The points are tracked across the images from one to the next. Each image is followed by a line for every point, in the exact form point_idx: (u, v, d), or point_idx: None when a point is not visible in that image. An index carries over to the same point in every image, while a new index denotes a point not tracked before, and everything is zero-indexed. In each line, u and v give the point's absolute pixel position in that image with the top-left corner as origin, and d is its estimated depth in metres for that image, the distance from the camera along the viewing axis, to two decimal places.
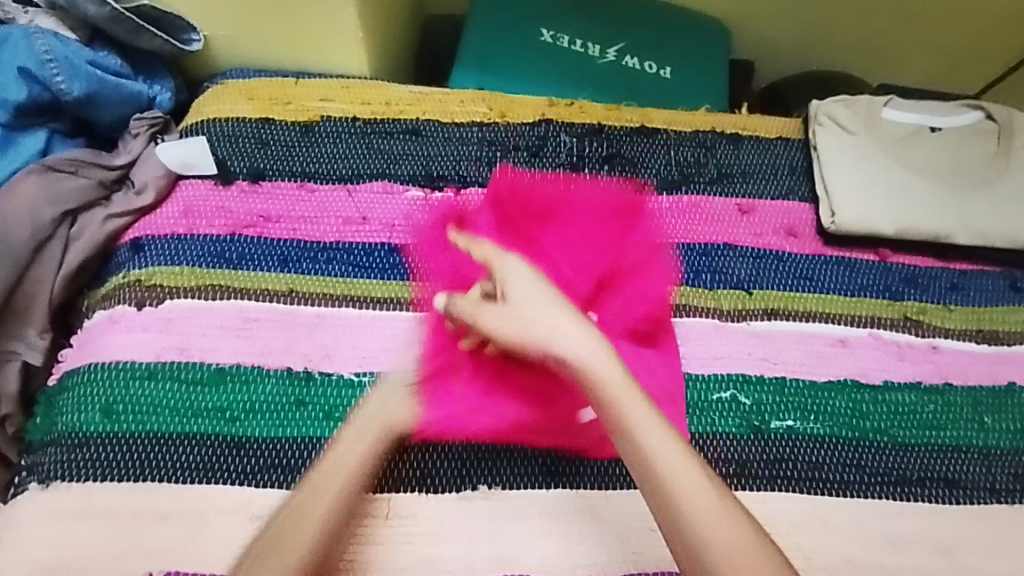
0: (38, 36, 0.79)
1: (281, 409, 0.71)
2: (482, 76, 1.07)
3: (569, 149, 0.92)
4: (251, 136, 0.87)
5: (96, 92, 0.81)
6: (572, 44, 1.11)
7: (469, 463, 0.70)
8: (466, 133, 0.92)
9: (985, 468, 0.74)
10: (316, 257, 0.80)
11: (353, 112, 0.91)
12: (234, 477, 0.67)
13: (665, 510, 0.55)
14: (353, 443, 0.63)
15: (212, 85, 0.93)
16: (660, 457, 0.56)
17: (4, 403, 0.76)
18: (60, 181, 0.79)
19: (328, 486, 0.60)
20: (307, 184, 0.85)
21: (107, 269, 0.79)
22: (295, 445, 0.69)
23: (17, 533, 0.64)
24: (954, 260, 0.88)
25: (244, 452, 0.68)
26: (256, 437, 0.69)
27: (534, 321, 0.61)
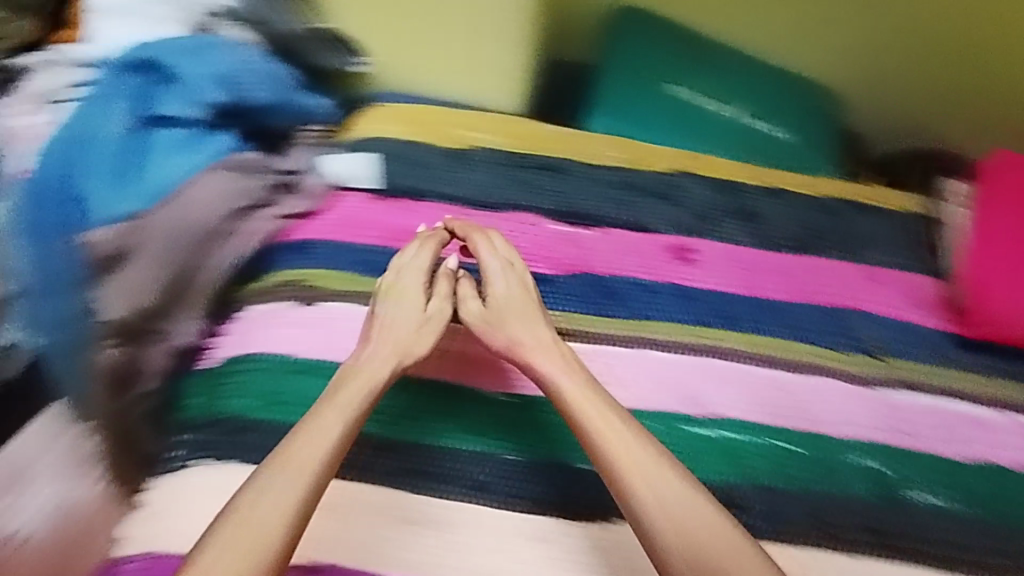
0: (238, 49, 0.84)
1: (431, 416, 0.70)
2: (615, 125, 1.12)
3: (702, 201, 0.93)
4: (406, 158, 0.92)
5: (275, 104, 0.87)
6: (701, 102, 1.14)
7: (569, 493, 0.66)
8: (602, 174, 0.94)
9: (948, 529, 0.67)
10: (461, 274, 0.83)
11: (501, 144, 0.95)
12: (381, 476, 0.66)
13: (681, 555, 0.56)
14: (332, 415, 0.63)
15: (367, 106, 0.99)
16: (662, 513, 0.58)
17: (147, 379, 0.73)
18: (218, 178, 0.80)
19: (272, 513, 0.56)
20: (456, 207, 0.89)
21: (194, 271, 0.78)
22: (436, 452, 0.68)
23: (150, 534, 0.63)
24: (470, 285, 0.78)
25: (391, 453, 0.67)
26: (406, 440, 0.68)
27: (512, 324, 0.72)
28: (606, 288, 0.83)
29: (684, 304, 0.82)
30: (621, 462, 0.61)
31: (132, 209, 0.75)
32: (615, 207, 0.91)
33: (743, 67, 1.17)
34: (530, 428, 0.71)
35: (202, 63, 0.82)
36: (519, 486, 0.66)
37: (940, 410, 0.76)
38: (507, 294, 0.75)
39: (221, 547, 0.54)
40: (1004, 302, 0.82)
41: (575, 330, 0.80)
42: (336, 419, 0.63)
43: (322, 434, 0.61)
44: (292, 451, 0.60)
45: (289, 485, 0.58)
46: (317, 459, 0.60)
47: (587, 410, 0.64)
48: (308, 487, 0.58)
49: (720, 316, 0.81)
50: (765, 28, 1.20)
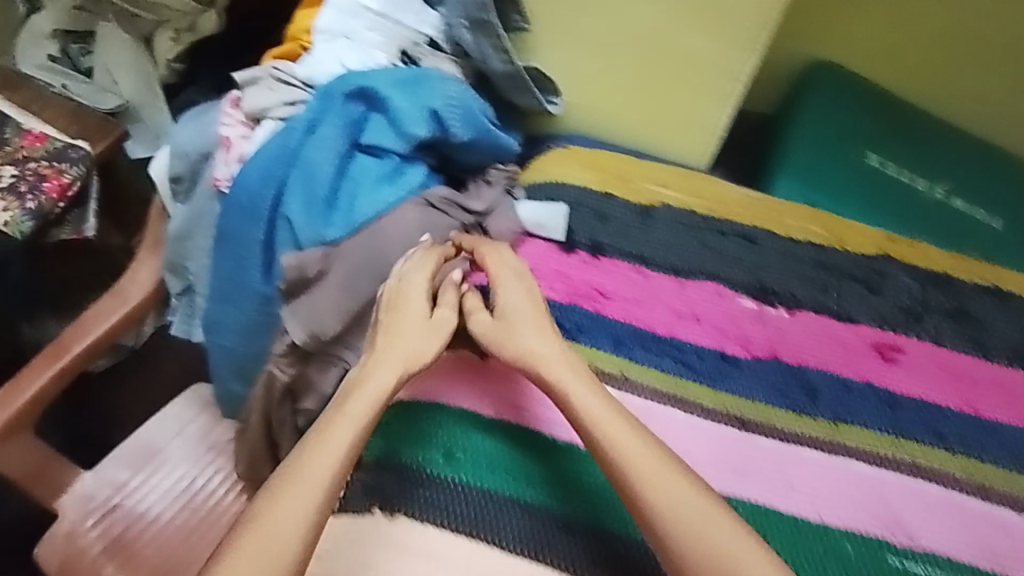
0: (452, 82, 0.83)
1: (611, 499, 0.69)
2: (808, 191, 1.01)
3: (909, 293, 0.85)
4: (592, 209, 0.88)
5: (476, 139, 0.85)
6: (897, 174, 1.05)
7: None
8: (798, 250, 0.88)
9: None
10: (647, 346, 0.79)
11: (691, 204, 0.91)
12: (564, 561, 0.65)
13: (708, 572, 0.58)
14: (343, 429, 0.64)
15: (555, 147, 0.95)
16: (693, 530, 0.60)
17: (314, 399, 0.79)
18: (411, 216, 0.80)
19: (276, 519, 0.58)
20: (642, 269, 0.85)
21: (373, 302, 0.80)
22: (616, 538, 0.67)
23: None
24: (475, 296, 0.77)
25: (573, 535, 0.67)
26: (587, 521, 0.68)
27: (517, 334, 0.73)
28: (799, 380, 0.78)
29: (886, 411, 0.77)
30: (634, 468, 0.63)
31: (336, 236, 0.78)
32: (809, 289, 0.85)
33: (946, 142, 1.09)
34: (551, 469, 0.71)
35: (417, 98, 0.80)
36: None
37: None
38: (524, 321, 0.74)
39: (242, 561, 0.55)
40: None
41: (764, 427, 0.75)
42: (343, 425, 0.64)
43: (332, 443, 0.63)
44: (302, 464, 0.61)
45: (296, 498, 0.59)
46: (326, 468, 0.61)
47: (613, 433, 0.65)
48: (319, 489, 0.60)
49: (928, 431, 0.75)
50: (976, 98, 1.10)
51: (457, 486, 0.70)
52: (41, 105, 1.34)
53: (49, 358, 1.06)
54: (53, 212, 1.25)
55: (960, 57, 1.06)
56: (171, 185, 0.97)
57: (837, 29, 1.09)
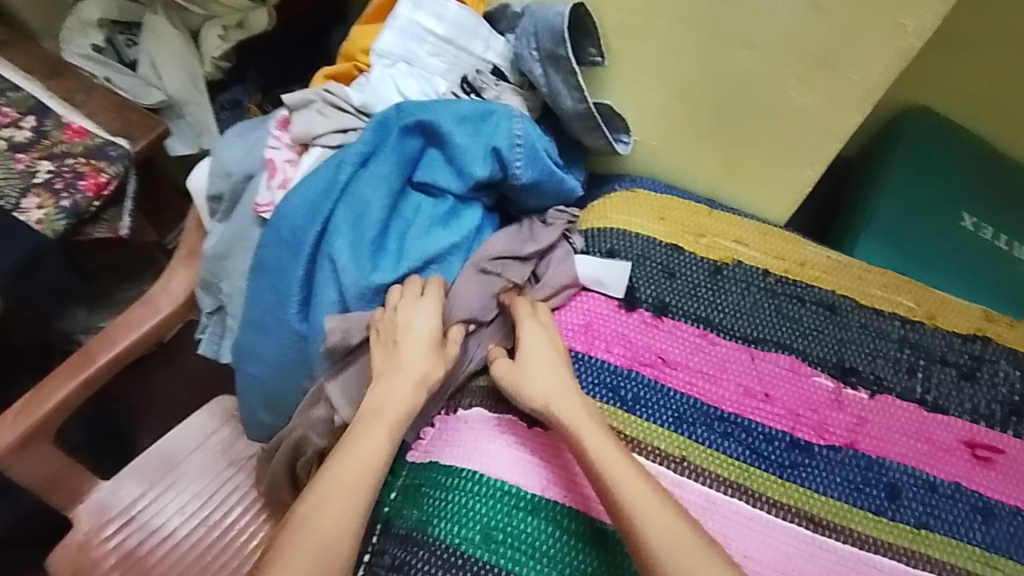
0: (518, 118, 0.75)
1: None
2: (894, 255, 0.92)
3: (1011, 384, 0.76)
4: (658, 263, 0.81)
5: (540, 182, 0.78)
6: (996, 241, 0.94)
7: None
8: (885, 324, 0.80)
9: None
10: (712, 425, 0.72)
11: (766, 264, 0.83)
12: None
13: None
14: (375, 431, 0.64)
15: (619, 189, 0.88)
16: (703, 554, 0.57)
17: None
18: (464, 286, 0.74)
19: (324, 518, 0.59)
20: (710, 335, 0.77)
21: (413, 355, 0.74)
22: None
23: None
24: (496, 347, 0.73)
25: None
26: None
27: (527, 377, 0.68)
28: (879, 477, 0.70)
29: (980, 523, 0.68)
30: (627, 487, 0.60)
31: (383, 281, 0.72)
32: (895, 371, 0.77)
33: None
34: (603, 563, 0.64)
35: (481, 137, 0.74)
36: None
37: None
38: (534, 377, 0.68)
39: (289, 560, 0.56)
40: None
41: (839, 529, 0.67)
42: (374, 430, 0.64)
43: (366, 445, 0.63)
44: (340, 461, 0.62)
45: (338, 496, 0.60)
46: (364, 468, 0.62)
47: (602, 455, 0.62)
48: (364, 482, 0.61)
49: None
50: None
51: (468, 565, 0.63)
52: (86, 95, 1.29)
53: (74, 367, 1.02)
54: (87, 211, 1.21)
55: None
56: (208, 202, 0.92)
57: (940, 73, 0.99)
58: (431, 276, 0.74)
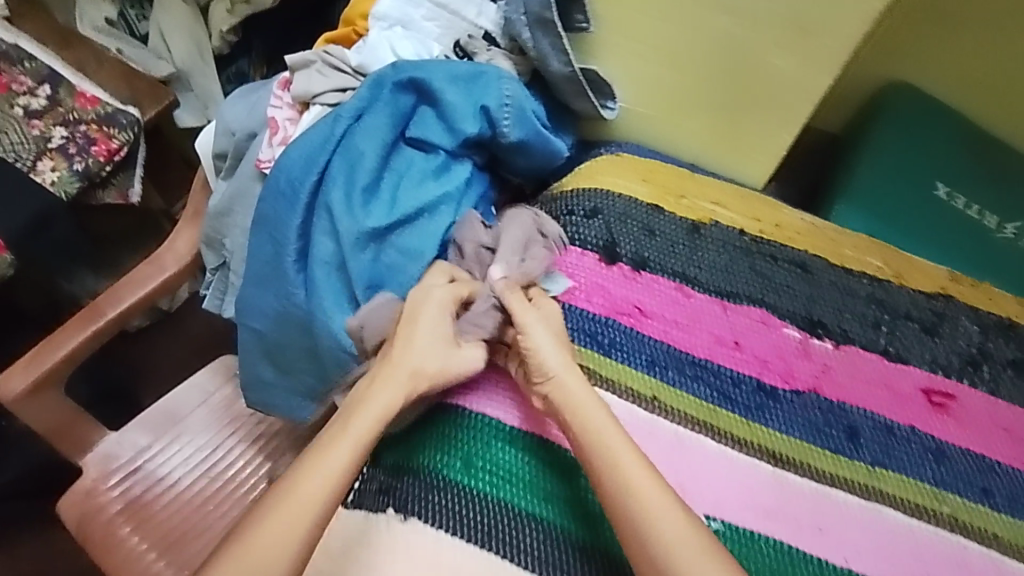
0: (507, 80, 0.79)
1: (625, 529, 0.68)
2: (872, 220, 0.96)
3: (970, 339, 0.80)
4: (640, 221, 0.85)
5: (528, 141, 0.82)
6: (969, 209, 0.98)
7: None
8: (853, 283, 0.84)
9: None
10: (683, 369, 0.76)
11: (742, 224, 0.87)
12: None
13: None
14: (343, 447, 0.62)
15: (606, 153, 0.92)
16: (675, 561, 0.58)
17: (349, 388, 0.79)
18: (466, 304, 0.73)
19: (261, 544, 0.57)
20: (686, 289, 0.82)
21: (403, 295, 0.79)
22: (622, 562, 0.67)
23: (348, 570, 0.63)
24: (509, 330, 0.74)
25: (586, 559, 0.67)
26: (600, 545, 0.68)
27: (540, 348, 0.69)
28: (838, 420, 0.74)
29: (932, 462, 0.73)
30: (620, 486, 0.62)
31: (375, 225, 0.76)
32: (861, 325, 0.81)
33: None
34: (570, 489, 0.70)
35: (471, 96, 0.78)
36: None
37: None
38: (549, 350, 0.69)
39: None
40: None
41: (798, 465, 0.72)
42: (340, 447, 0.62)
43: (328, 464, 0.61)
44: (294, 488, 0.60)
45: (284, 526, 0.58)
46: (322, 491, 0.60)
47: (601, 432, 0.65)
48: (317, 510, 0.59)
49: (974, 488, 0.71)
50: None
51: (450, 484, 0.68)
52: (96, 65, 1.36)
53: (84, 320, 1.08)
54: (98, 175, 1.26)
55: None
56: (215, 162, 0.97)
57: (920, 48, 1.02)
58: (421, 224, 0.79)
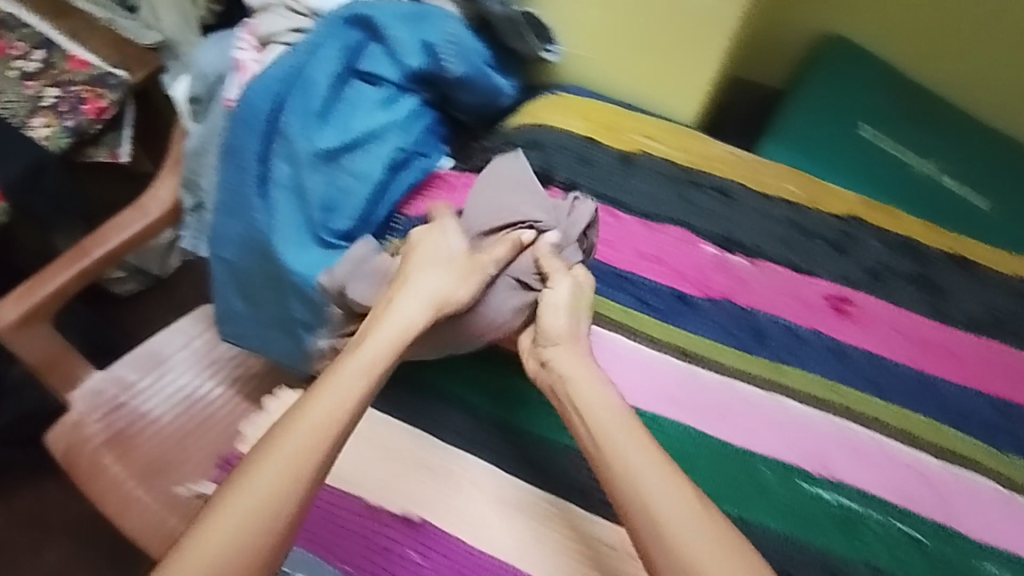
0: (451, 21, 0.88)
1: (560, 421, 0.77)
2: (795, 153, 1.04)
3: (876, 257, 0.87)
4: (576, 152, 0.92)
5: (470, 77, 0.90)
6: (893, 147, 1.06)
7: None
8: (771, 208, 0.91)
9: None
10: (607, 280, 0.84)
11: (672, 156, 0.94)
12: (505, 463, 0.76)
13: (654, 529, 0.62)
14: (342, 383, 0.70)
15: (548, 94, 0.99)
16: (650, 491, 0.63)
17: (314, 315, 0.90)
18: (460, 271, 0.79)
19: (261, 472, 0.64)
20: (615, 211, 0.89)
21: (354, 216, 0.88)
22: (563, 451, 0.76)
23: None
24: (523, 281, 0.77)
25: (525, 447, 0.76)
26: (540, 436, 0.77)
27: (547, 312, 0.75)
28: (747, 325, 0.81)
29: (832, 360, 0.79)
30: (609, 442, 0.67)
31: (327, 146, 0.85)
32: (776, 244, 0.88)
33: (950, 120, 1.09)
34: (513, 387, 0.80)
35: (416, 32, 0.86)
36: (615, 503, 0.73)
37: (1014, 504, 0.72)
38: (554, 309, 0.75)
39: (228, 513, 0.62)
40: None
41: (709, 361, 0.79)
42: (337, 385, 0.69)
43: (327, 402, 0.68)
44: (292, 426, 0.67)
45: (278, 460, 0.65)
46: (320, 425, 0.67)
47: (592, 403, 0.70)
48: (310, 447, 0.66)
49: (866, 381, 0.78)
50: (985, 81, 1.09)
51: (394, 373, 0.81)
52: (86, 33, 1.44)
53: (71, 261, 1.15)
54: (89, 132, 1.34)
55: (965, 38, 1.06)
56: (191, 106, 1.05)
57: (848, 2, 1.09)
58: (369, 148, 0.87)
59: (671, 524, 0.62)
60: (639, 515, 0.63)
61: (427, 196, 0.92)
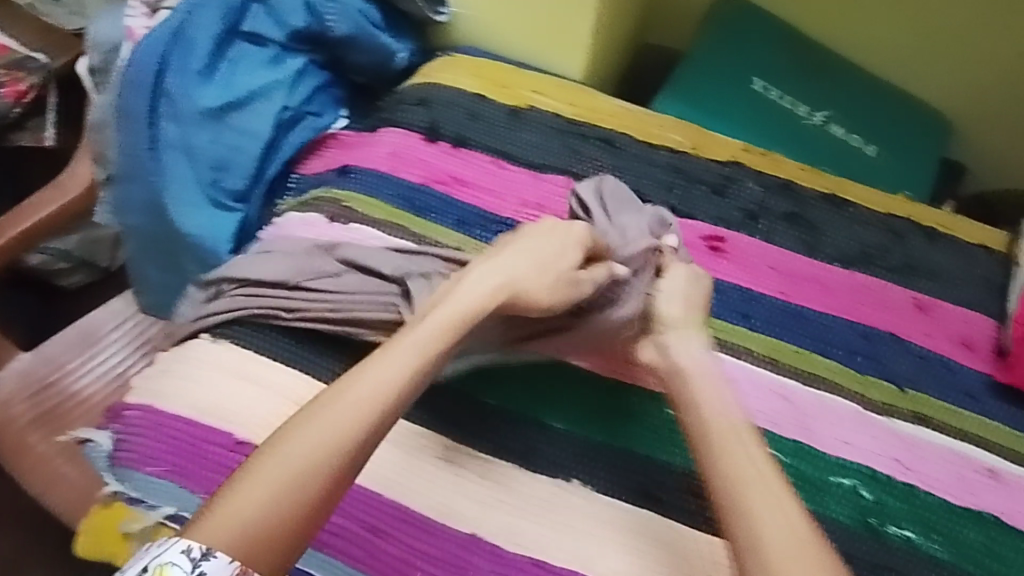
0: None
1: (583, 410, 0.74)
2: (687, 107, 1.08)
3: (753, 198, 0.90)
4: (464, 108, 0.95)
5: (356, 36, 0.92)
6: (782, 99, 1.11)
7: (533, 445, 0.72)
8: (654, 156, 0.93)
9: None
10: (489, 227, 0.86)
11: (560, 110, 0.96)
12: (499, 448, 0.72)
13: (749, 523, 0.58)
14: (408, 356, 0.64)
15: (445, 55, 1.02)
16: (756, 495, 0.59)
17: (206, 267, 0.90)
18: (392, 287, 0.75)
19: (317, 451, 0.57)
20: (500, 161, 0.91)
21: (246, 175, 0.89)
22: (564, 434, 0.73)
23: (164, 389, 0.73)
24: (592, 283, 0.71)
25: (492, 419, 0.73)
26: (537, 417, 0.73)
27: (654, 300, 0.73)
28: None
29: None
30: (716, 436, 0.64)
31: (210, 103, 0.87)
32: (658, 188, 0.90)
33: (840, 75, 1.13)
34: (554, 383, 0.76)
35: None
36: (491, 434, 0.72)
37: (870, 421, 0.75)
38: (670, 297, 0.73)
39: (252, 484, 0.56)
40: None
41: None
42: (407, 361, 0.63)
43: (390, 377, 0.62)
44: (334, 396, 0.60)
45: (329, 433, 0.58)
46: (372, 400, 0.60)
47: (713, 398, 0.67)
48: (357, 422, 0.59)
49: (734, 313, 0.81)
50: (876, 35, 1.13)
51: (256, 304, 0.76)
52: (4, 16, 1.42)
53: None
54: (7, 114, 1.33)
55: None
56: (93, 78, 1.04)
57: None
58: (255, 106, 0.89)
59: (764, 518, 0.58)
60: (753, 530, 0.58)
61: (320, 153, 0.93)
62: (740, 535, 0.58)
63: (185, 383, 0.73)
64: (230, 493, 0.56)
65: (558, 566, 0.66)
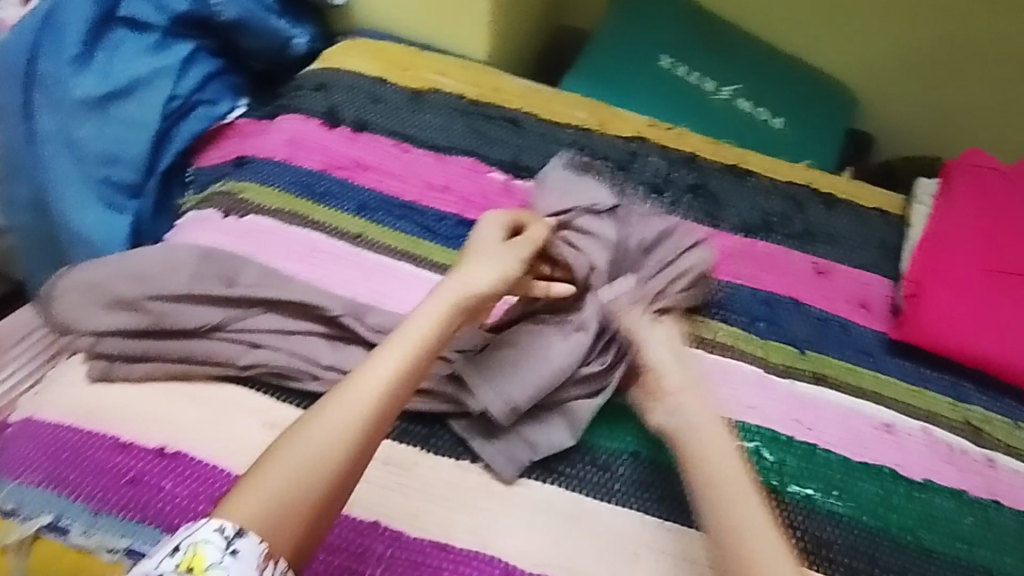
0: None
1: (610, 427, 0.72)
2: (597, 87, 1.09)
3: (657, 171, 0.91)
4: (366, 92, 0.93)
5: (245, 19, 0.90)
6: (688, 74, 1.11)
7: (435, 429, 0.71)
8: (559, 134, 0.93)
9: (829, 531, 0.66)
10: (391, 210, 0.84)
11: (464, 91, 0.95)
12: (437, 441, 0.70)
13: (728, 521, 0.56)
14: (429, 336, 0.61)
15: (344, 39, 0.99)
16: (736, 489, 0.58)
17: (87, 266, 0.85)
18: (320, 342, 0.72)
19: (327, 436, 0.54)
20: (403, 145, 0.89)
21: (136, 167, 0.85)
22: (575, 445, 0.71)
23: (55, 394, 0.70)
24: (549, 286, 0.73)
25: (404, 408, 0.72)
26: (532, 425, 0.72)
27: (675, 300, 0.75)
28: None
29: None
30: (697, 438, 0.63)
31: (88, 93, 0.83)
32: None
33: (747, 50, 1.15)
34: None
35: None
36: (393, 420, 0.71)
37: (771, 383, 0.75)
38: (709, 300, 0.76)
39: (272, 477, 0.52)
40: (930, 307, 0.80)
41: None
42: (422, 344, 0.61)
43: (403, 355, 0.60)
44: (356, 378, 0.58)
45: (342, 417, 0.55)
46: (387, 385, 0.58)
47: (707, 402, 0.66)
48: (376, 406, 0.57)
49: None
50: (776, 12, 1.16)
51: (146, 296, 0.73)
52: None
53: None
54: None
55: None
56: None
57: None
58: (141, 95, 0.86)
59: (743, 511, 0.57)
60: (719, 523, 0.57)
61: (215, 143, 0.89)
62: (715, 531, 0.57)
63: (73, 393, 0.70)
64: (240, 490, 0.52)
65: (459, 548, 0.64)
